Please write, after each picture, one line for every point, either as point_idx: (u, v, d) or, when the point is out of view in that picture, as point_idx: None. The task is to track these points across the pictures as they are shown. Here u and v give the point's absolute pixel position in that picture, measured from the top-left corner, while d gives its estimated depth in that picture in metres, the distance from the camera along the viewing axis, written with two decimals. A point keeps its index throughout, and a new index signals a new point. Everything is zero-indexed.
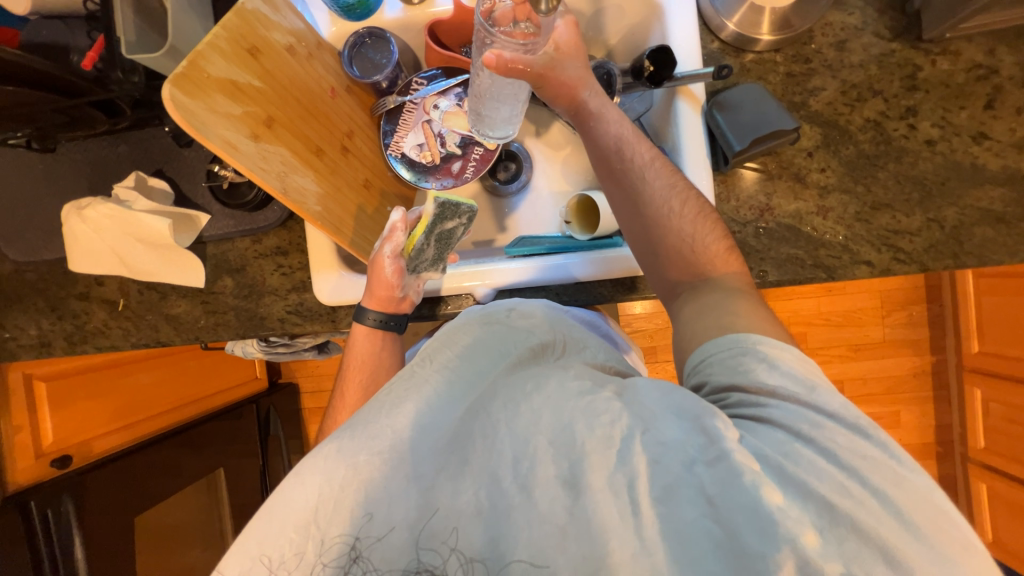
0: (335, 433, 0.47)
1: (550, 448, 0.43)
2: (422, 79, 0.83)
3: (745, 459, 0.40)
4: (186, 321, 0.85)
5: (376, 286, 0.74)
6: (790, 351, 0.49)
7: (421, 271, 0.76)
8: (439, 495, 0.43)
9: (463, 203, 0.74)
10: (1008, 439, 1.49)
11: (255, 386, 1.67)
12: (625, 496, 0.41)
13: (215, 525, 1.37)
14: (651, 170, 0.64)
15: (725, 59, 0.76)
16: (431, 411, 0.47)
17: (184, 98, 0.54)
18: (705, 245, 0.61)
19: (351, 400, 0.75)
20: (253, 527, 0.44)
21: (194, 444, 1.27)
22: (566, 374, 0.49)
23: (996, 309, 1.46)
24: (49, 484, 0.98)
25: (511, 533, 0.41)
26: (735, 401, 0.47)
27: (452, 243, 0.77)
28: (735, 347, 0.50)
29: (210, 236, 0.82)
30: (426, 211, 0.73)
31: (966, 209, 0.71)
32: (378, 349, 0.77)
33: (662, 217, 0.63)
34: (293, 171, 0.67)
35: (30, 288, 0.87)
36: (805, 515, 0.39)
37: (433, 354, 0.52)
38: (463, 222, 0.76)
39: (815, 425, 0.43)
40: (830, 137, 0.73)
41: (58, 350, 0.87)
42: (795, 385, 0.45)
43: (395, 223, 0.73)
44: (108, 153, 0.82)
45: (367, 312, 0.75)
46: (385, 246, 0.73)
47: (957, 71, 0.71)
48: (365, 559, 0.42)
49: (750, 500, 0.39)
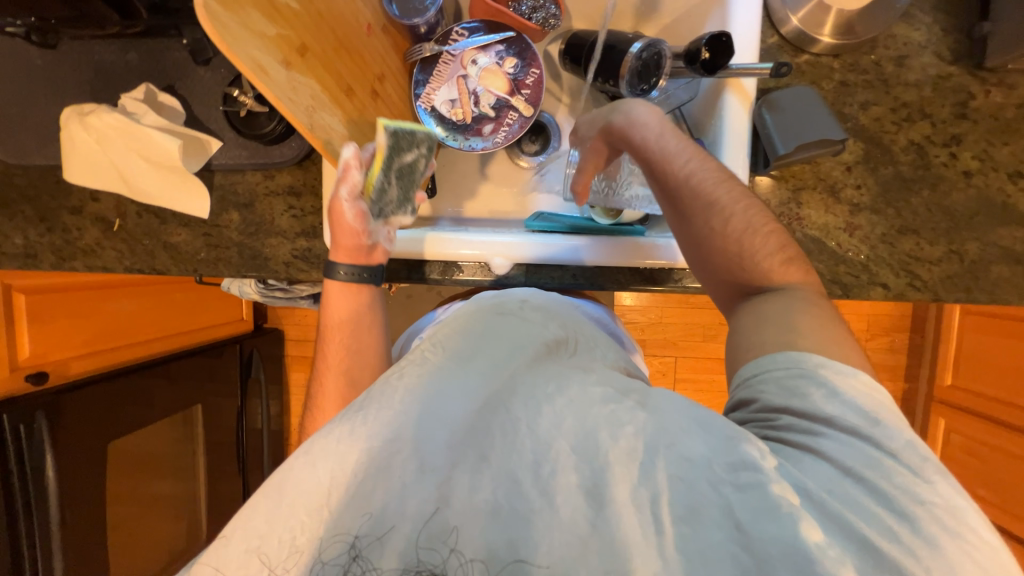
0: (343, 415, 0.45)
1: (573, 454, 0.42)
2: (463, 30, 0.78)
3: (783, 492, 0.39)
4: (186, 252, 0.81)
5: (340, 236, 0.68)
6: (857, 378, 0.46)
7: (387, 216, 0.70)
8: (454, 488, 0.41)
9: (417, 130, 0.67)
10: (961, 468, 1.58)
11: (240, 327, 1.63)
12: (648, 513, 0.40)
13: (189, 458, 1.37)
14: (688, 186, 0.60)
15: (782, 57, 0.73)
16: (445, 396, 0.44)
17: (218, 10, 0.49)
18: (760, 260, 0.58)
19: (334, 359, 0.72)
20: (259, 500, 0.41)
21: (167, 375, 1.24)
22: (586, 378, 0.48)
23: (977, 347, 1.52)
24: (22, 399, 0.95)
25: (531, 538, 0.39)
26: (787, 425, 0.45)
27: (415, 178, 0.70)
28: (798, 369, 0.47)
29: (219, 165, 0.77)
30: (379, 143, 0.63)
31: (988, 246, 0.71)
32: (354, 308, 0.74)
33: (714, 236, 0.59)
34: (321, 107, 0.63)
35: (17, 194, 0.81)
36: (845, 555, 0.38)
37: (444, 341, 0.51)
38: (421, 151, 0.69)
39: (872, 465, 0.41)
40: (872, 155, 0.72)
41: (44, 264, 0.82)
42: (856, 415, 0.44)
43: (348, 162, 0.63)
44: (116, 60, 0.76)
45: (336, 265, 0.71)
46: (341, 189, 0.65)
47: (1008, 104, 0.70)
48: (365, 559, 0.39)
49: (787, 536, 0.38)
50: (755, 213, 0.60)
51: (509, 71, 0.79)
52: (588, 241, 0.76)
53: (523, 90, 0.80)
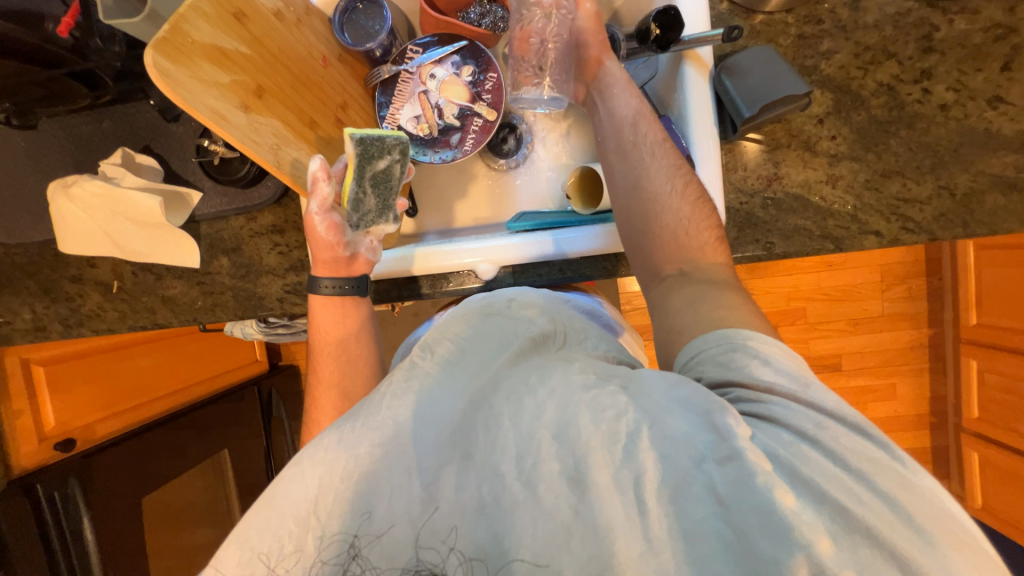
0: (336, 424, 0.45)
1: (553, 443, 0.41)
2: (418, 47, 0.79)
3: (758, 458, 0.38)
4: (184, 302, 0.83)
5: (317, 250, 0.70)
6: (780, 347, 0.47)
7: (368, 225, 0.71)
8: (441, 488, 0.42)
9: (387, 136, 0.67)
10: (1003, 409, 1.52)
11: (255, 368, 1.66)
12: (631, 494, 0.39)
13: (223, 505, 1.39)
14: (659, 150, 0.65)
15: (734, 21, 0.73)
16: (433, 402, 0.45)
17: (167, 65, 0.51)
18: (699, 226, 0.61)
19: (326, 373, 0.73)
20: (252, 517, 0.42)
21: (196, 427, 1.27)
22: (570, 367, 0.47)
23: (999, 281, 1.46)
24: (53, 467, 0.97)
25: (515, 530, 0.40)
26: (735, 397, 0.44)
27: (393, 186, 0.70)
28: (727, 344, 0.48)
29: (203, 215, 0.79)
30: (348, 153, 0.65)
31: (979, 176, 0.69)
32: (340, 318, 0.74)
33: (661, 203, 0.62)
34: (287, 144, 0.65)
35: (20, 271, 0.84)
36: (818, 519, 0.36)
37: (433, 346, 0.50)
38: (395, 158, 0.68)
39: (819, 426, 0.41)
40: (842, 103, 0.71)
41: (54, 334, 0.86)
42: (789, 381, 0.44)
43: (316, 174, 0.65)
44: (92, 130, 0.78)
45: (319, 280, 0.72)
46: (312, 202, 0.67)
47: (974, 30, 0.69)
48: (364, 558, 0.40)
49: (760, 502, 0.37)
50: (686, 185, 0.63)
51: (468, 79, 0.80)
52: (569, 235, 0.75)
53: (484, 95, 0.80)
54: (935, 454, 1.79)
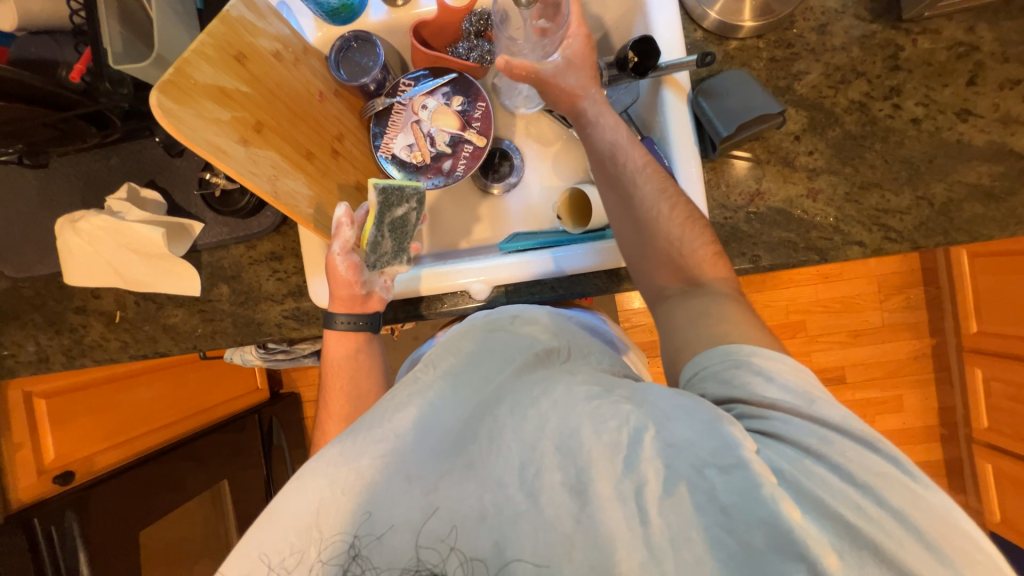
0: (339, 438, 0.46)
1: (556, 454, 0.42)
2: (409, 81, 0.83)
3: (763, 470, 0.39)
4: (184, 330, 0.85)
5: (336, 288, 0.73)
6: (784, 362, 0.48)
7: (383, 266, 0.75)
8: (442, 496, 0.41)
9: (406, 186, 0.74)
10: (1011, 417, 1.50)
11: (256, 396, 1.66)
12: (633, 504, 0.39)
13: (222, 537, 1.37)
14: (643, 174, 0.65)
15: (709, 47, 0.77)
16: (435, 413, 0.46)
17: (171, 105, 0.54)
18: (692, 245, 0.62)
19: (337, 407, 0.75)
20: (256, 532, 0.42)
21: (195, 457, 1.27)
22: (572, 379, 0.47)
23: (994, 289, 1.46)
24: (51, 501, 0.96)
25: (516, 538, 0.39)
26: (738, 413, 0.45)
27: (408, 231, 0.76)
28: (732, 360, 0.49)
29: (204, 244, 0.82)
30: (371, 201, 0.72)
31: (955, 185, 0.71)
32: (352, 353, 0.77)
33: (650, 219, 0.63)
34: (284, 174, 0.68)
35: (26, 304, 0.87)
36: (824, 535, 0.37)
37: (436, 361, 0.52)
38: (412, 206, 0.76)
39: (824, 441, 0.41)
40: (817, 120, 0.74)
41: (56, 365, 0.87)
42: (795, 398, 0.45)
43: (341, 220, 0.72)
44: (100, 167, 0.82)
45: (335, 316, 0.75)
46: (335, 245, 0.72)
47: (938, 49, 0.72)
48: (364, 558, 0.40)
49: (767, 514, 0.37)
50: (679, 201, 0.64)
51: (458, 108, 0.84)
52: (563, 253, 0.77)
53: (473, 123, 0.84)
54: (948, 467, 1.75)
